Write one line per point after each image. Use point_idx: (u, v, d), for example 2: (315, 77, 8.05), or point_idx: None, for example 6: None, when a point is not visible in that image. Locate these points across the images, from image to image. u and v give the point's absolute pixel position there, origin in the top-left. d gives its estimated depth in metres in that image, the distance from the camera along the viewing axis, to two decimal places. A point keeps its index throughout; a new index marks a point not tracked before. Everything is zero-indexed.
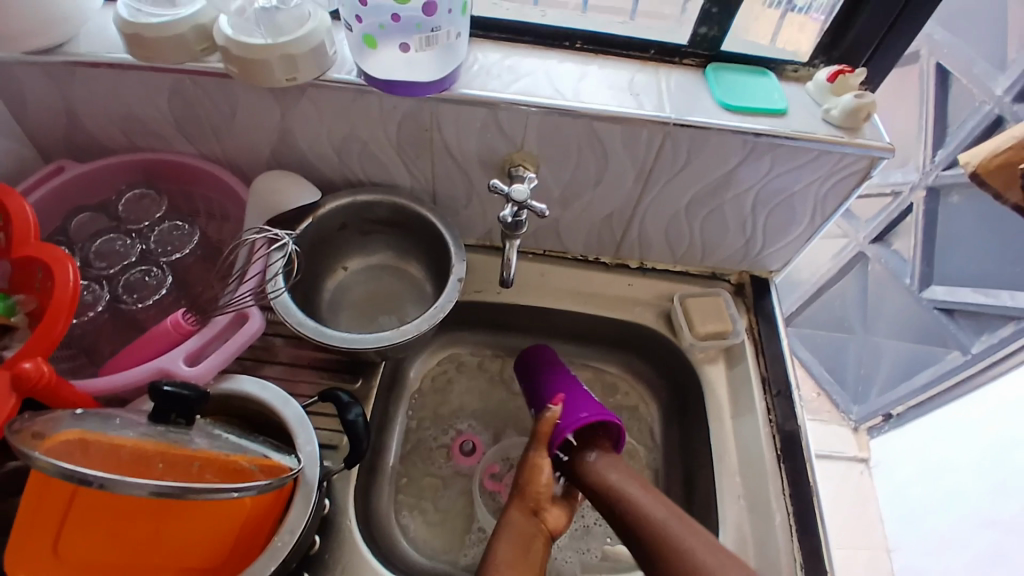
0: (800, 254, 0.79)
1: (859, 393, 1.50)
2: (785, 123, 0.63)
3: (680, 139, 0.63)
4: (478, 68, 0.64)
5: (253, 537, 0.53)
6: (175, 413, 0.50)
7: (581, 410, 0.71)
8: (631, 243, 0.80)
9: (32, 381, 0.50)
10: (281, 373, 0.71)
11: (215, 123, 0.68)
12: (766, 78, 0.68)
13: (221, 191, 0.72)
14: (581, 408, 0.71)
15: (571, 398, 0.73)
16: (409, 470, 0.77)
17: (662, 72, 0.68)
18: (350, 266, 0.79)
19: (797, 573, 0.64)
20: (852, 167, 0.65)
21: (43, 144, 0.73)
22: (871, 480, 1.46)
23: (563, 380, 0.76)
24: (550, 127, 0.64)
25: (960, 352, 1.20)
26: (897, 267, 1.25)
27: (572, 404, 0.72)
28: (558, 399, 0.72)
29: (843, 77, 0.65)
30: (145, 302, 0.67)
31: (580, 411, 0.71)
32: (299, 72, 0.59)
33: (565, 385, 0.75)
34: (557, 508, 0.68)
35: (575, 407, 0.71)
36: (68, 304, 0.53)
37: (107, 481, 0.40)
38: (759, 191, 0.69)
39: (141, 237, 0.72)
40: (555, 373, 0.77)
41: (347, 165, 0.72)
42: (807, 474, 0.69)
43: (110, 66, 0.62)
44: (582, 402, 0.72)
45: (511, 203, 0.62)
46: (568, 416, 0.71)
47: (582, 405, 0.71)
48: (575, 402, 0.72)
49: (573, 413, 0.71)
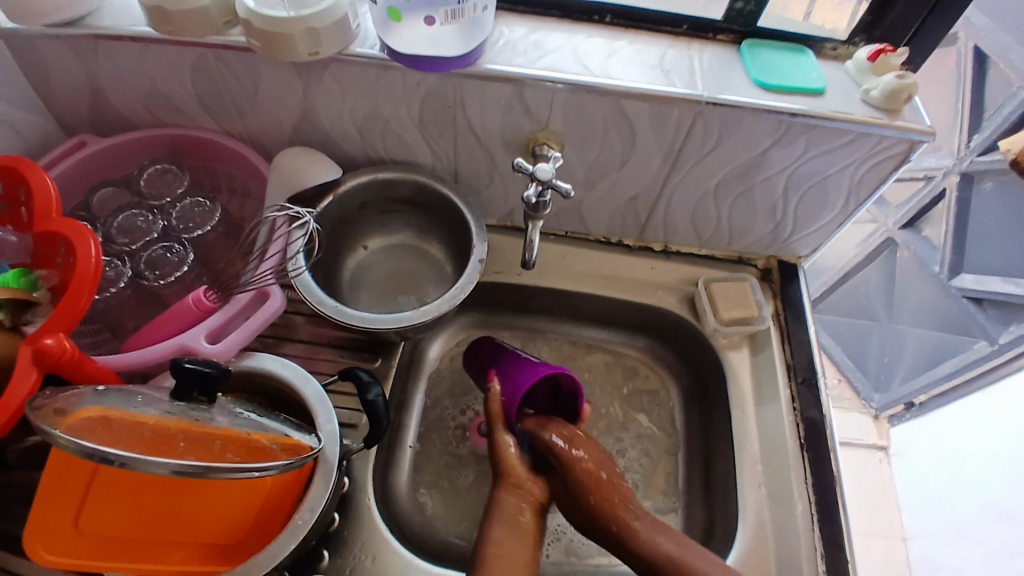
0: (830, 240, 0.77)
1: (881, 381, 1.48)
2: (822, 104, 0.61)
3: (712, 119, 0.61)
4: (504, 44, 0.63)
5: (270, 517, 0.55)
6: (197, 390, 0.51)
7: (523, 377, 0.70)
8: (655, 226, 0.78)
9: (55, 357, 0.51)
10: (302, 351, 0.71)
11: (237, 99, 0.67)
12: (805, 58, 0.65)
13: (242, 167, 0.71)
14: (522, 375, 0.70)
15: (511, 370, 0.72)
16: (427, 448, 0.77)
17: (694, 48, 0.66)
18: (370, 245, 0.78)
19: (817, 563, 0.63)
20: (890, 150, 0.62)
21: (67, 120, 0.73)
22: (890, 468, 1.46)
23: (502, 357, 0.74)
24: (576, 106, 0.62)
25: (987, 343, 1.17)
26: (926, 255, 1.22)
27: (514, 375, 0.71)
28: (493, 375, 0.72)
29: (885, 56, 0.62)
30: (168, 279, 0.67)
31: (518, 381, 0.70)
32: (322, 47, 0.58)
33: (503, 361, 0.74)
34: (539, 479, 0.65)
35: (515, 377, 0.70)
36: (90, 278, 0.53)
37: (128, 460, 0.40)
38: (792, 174, 0.67)
39: (163, 213, 0.71)
40: (491, 351, 0.75)
41: (369, 142, 0.70)
42: (830, 463, 0.68)
43: (132, 39, 0.61)
44: (523, 369, 0.71)
45: (535, 183, 0.61)
46: (512, 390, 0.70)
47: (519, 374, 0.71)
48: (515, 372, 0.71)
49: (513, 385, 0.70)
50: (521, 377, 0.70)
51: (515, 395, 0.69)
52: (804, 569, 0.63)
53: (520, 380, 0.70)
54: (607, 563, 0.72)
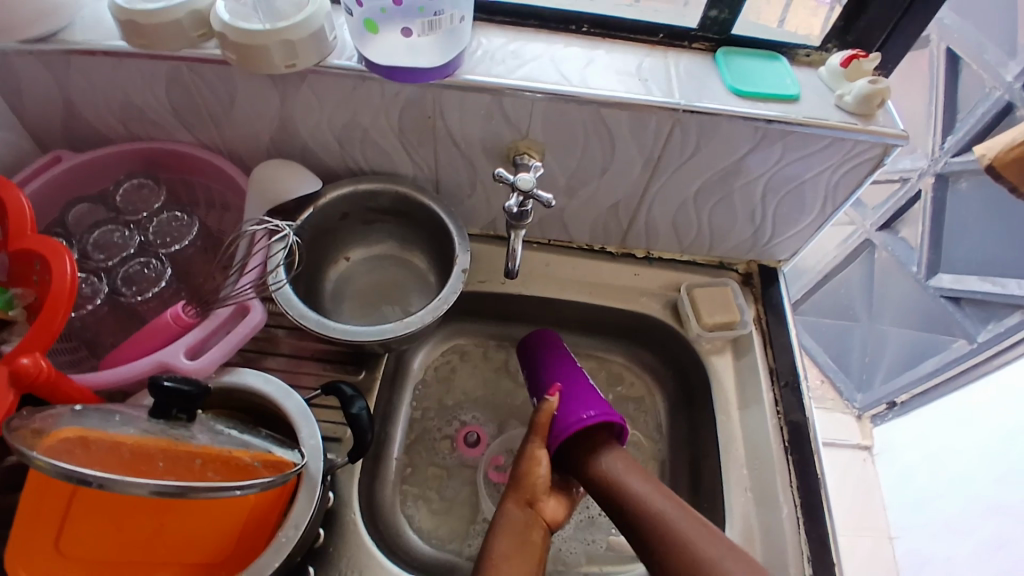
0: (810, 243, 0.77)
1: (863, 381, 1.49)
2: (796, 110, 0.62)
3: (690, 126, 0.62)
4: (482, 54, 0.63)
5: (255, 533, 0.53)
6: (176, 408, 0.49)
7: (585, 404, 0.70)
8: (638, 232, 0.78)
9: (32, 377, 0.49)
10: (284, 365, 0.70)
11: (214, 111, 0.67)
12: (778, 63, 0.66)
13: (220, 179, 0.70)
14: (587, 404, 0.70)
15: (570, 391, 0.72)
16: (413, 460, 0.76)
17: (671, 56, 0.67)
18: (352, 256, 0.77)
19: (804, 566, 0.64)
20: (864, 154, 0.63)
21: (41, 135, 0.72)
22: (875, 467, 1.47)
23: (565, 371, 0.75)
24: (556, 115, 0.62)
25: (967, 341, 1.19)
26: (904, 256, 1.23)
27: (574, 398, 0.71)
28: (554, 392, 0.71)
29: (858, 62, 0.63)
30: (146, 295, 0.66)
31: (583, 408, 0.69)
32: (298, 58, 0.57)
33: (564, 377, 0.74)
34: (552, 499, 0.67)
35: (576, 402, 0.70)
36: (65, 297, 0.52)
37: (105, 481, 0.39)
38: (769, 179, 0.68)
39: (140, 228, 0.70)
40: (555, 363, 0.76)
41: (349, 153, 0.70)
42: (815, 465, 0.69)
43: (105, 54, 0.60)
44: (586, 395, 0.71)
45: (517, 193, 0.60)
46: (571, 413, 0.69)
47: (583, 400, 0.70)
48: (577, 396, 0.71)
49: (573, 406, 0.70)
50: (584, 404, 0.69)
51: (575, 422, 0.68)
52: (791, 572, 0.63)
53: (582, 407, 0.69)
54: (597, 571, 0.72)
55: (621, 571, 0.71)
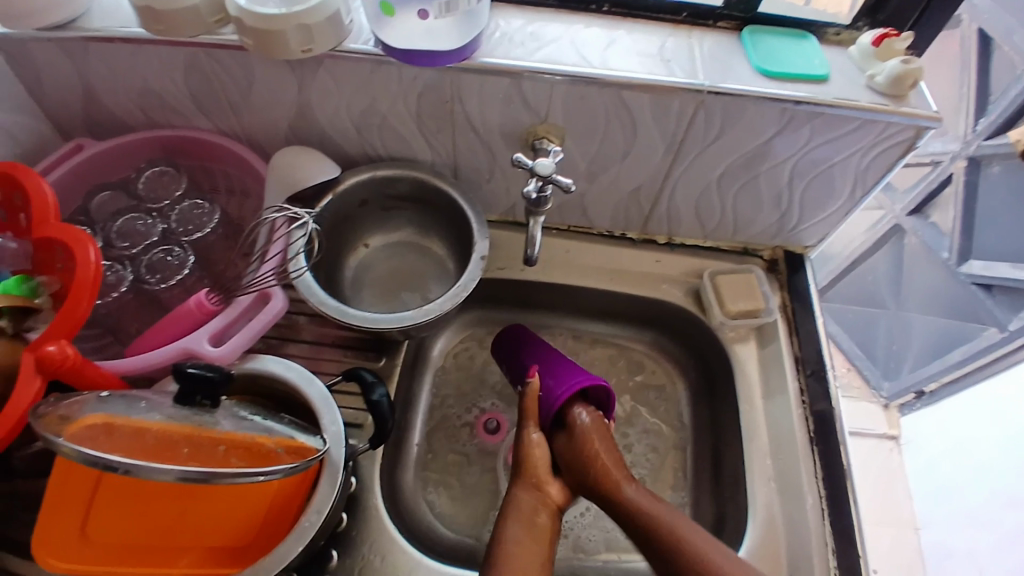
0: (838, 228, 0.75)
1: (890, 369, 1.46)
2: (825, 90, 0.60)
3: (714, 107, 0.60)
4: (501, 36, 0.61)
5: (277, 522, 0.54)
6: (200, 395, 0.50)
7: (567, 377, 0.70)
8: (659, 218, 0.77)
9: (57, 363, 0.50)
10: (306, 351, 0.70)
11: (232, 98, 0.66)
12: (806, 42, 0.64)
13: (239, 166, 0.70)
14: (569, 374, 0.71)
15: (551, 367, 0.72)
16: (433, 446, 0.76)
17: (695, 36, 0.65)
18: (371, 243, 0.77)
19: (829, 557, 0.63)
20: (896, 137, 0.61)
21: (63, 122, 0.72)
22: (900, 457, 1.44)
23: (543, 353, 0.75)
24: (576, 98, 0.61)
25: (997, 330, 1.16)
26: (934, 242, 1.20)
27: (558, 372, 0.71)
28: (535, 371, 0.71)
29: (888, 41, 0.61)
30: (169, 283, 0.66)
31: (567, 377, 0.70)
32: (314, 43, 0.57)
33: (545, 358, 0.74)
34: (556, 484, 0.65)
35: (559, 375, 0.71)
36: (90, 285, 0.52)
37: (131, 467, 0.40)
38: (798, 162, 0.66)
39: (162, 216, 0.71)
40: (531, 347, 0.76)
41: (367, 140, 0.70)
42: (839, 455, 0.67)
43: (123, 41, 0.60)
44: (566, 366, 0.72)
45: (536, 178, 0.59)
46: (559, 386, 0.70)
47: (562, 372, 0.71)
48: (558, 369, 0.72)
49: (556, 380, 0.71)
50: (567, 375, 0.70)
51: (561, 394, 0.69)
52: (815, 563, 0.63)
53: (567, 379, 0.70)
54: (615, 559, 0.72)
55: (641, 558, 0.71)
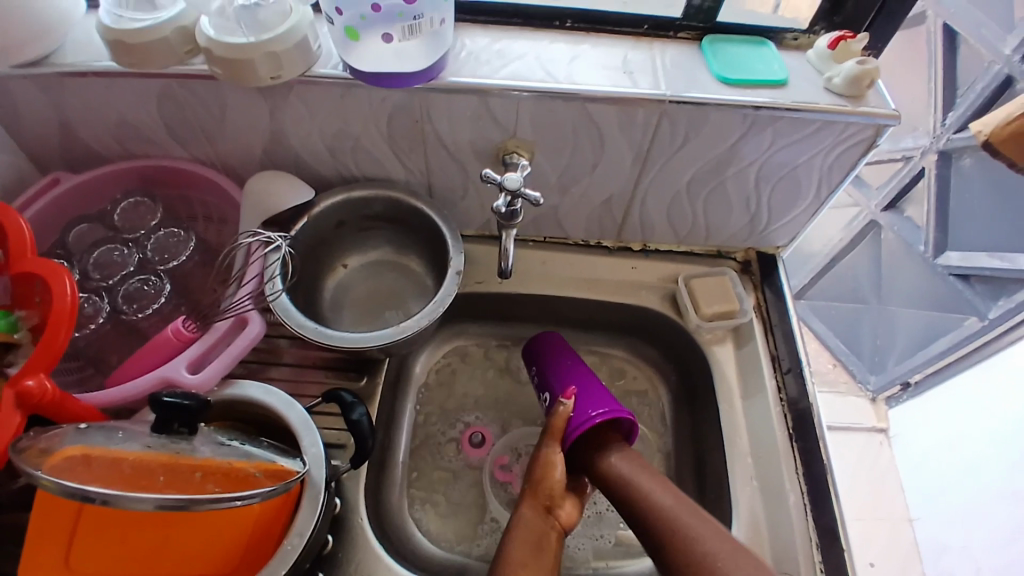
0: (808, 228, 0.77)
1: (875, 364, 1.47)
2: (786, 94, 0.61)
3: (678, 116, 0.61)
4: (467, 55, 0.63)
5: (261, 542, 0.53)
6: (177, 423, 0.50)
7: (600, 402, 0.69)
8: (633, 226, 0.78)
9: (37, 398, 0.51)
10: (287, 374, 0.70)
11: (206, 126, 0.67)
12: (766, 48, 0.66)
13: (214, 193, 0.71)
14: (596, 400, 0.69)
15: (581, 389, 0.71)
16: (418, 464, 0.77)
17: (657, 47, 0.66)
18: (350, 264, 0.78)
19: (813, 554, 0.63)
20: (856, 136, 0.63)
21: (40, 156, 0.73)
22: (890, 450, 1.45)
23: (577, 370, 0.74)
24: (543, 114, 0.62)
25: (978, 319, 1.18)
26: (911, 236, 1.22)
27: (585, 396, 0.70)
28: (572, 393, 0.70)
29: (845, 43, 0.62)
30: (146, 312, 0.67)
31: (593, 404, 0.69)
32: (283, 70, 0.58)
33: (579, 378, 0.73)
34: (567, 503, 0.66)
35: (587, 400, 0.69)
36: (67, 315, 0.53)
37: (109, 498, 0.41)
38: (763, 165, 0.67)
39: (138, 246, 0.71)
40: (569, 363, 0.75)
41: (341, 162, 0.71)
42: (820, 452, 0.68)
43: (96, 75, 0.61)
44: (597, 391, 0.71)
45: (505, 193, 0.60)
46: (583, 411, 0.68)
47: (594, 397, 0.70)
48: (592, 395, 0.70)
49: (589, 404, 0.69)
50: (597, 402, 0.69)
51: (587, 419, 0.68)
52: (800, 560, 0.63)
53: (590, 405, 0.69)
54: (604, 566, 0.72)
55: (627, 564, 0.72)
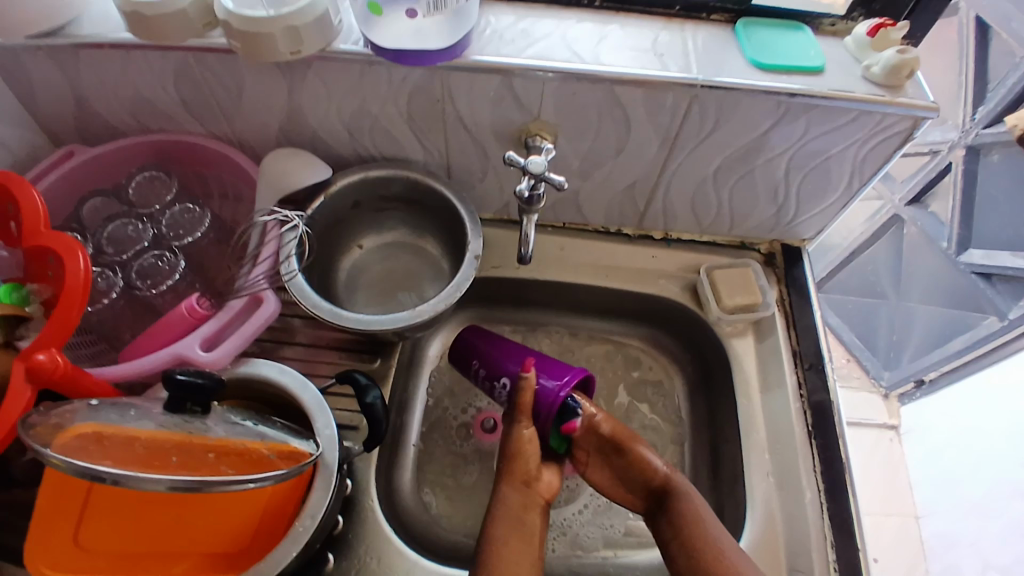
0: (836, 221, 0.75)
1: (891, 359, 1.45)
2: (821, 82, 0.59)
3: (708, 102, 0.59)
4: (491, 34, 0.61)
5: (272, 523, 0.53)
6: (191, 401, 0.50)
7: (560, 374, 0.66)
8: (655, 213, 0.76)
9: (49, 372, 0.50)
10: (301, 354, 0.70)
11: (222, 102, 0.66)
12: (801, 34, 0.63)
13: (231, 170, 0.70)
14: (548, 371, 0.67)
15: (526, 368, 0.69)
16: (430, 447, 0.76)
17: (688, 30, 0.64)
18: (365, 244, 0.77)
19: (828, 552, 0.63)
20: (894, 128, 0.60)
21: (55, 130, 0.72)
22: (902, 447, 1.43)
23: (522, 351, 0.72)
24: (568, 95, 0.60)
25: (997, 318, 1.16)
26: (934, 231, 1.19)
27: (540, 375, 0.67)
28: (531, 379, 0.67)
29: (885, 31, 0.60)
30: (160, 288, 0.66)
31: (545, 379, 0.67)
32: (303, 45, 0.56)
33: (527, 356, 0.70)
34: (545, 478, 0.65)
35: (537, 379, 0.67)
36: (79, 293, 0.52)
37: (120, 478, 0.40)
38: (793, 155, 0.65)
39: (153, 221, 0.71)
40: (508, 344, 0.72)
41: (359, 140, 0.69)
42: (839, 449, 0.67)
43: (113, 47, 0.60)
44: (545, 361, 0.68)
45: (528, 176, 0.59)
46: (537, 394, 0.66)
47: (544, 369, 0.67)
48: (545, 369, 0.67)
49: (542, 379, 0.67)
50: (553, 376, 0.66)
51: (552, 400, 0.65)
52: (814, 558, 0.63)
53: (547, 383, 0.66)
54: (613, 556, 0.71)
55: (637, 555, 0.71)
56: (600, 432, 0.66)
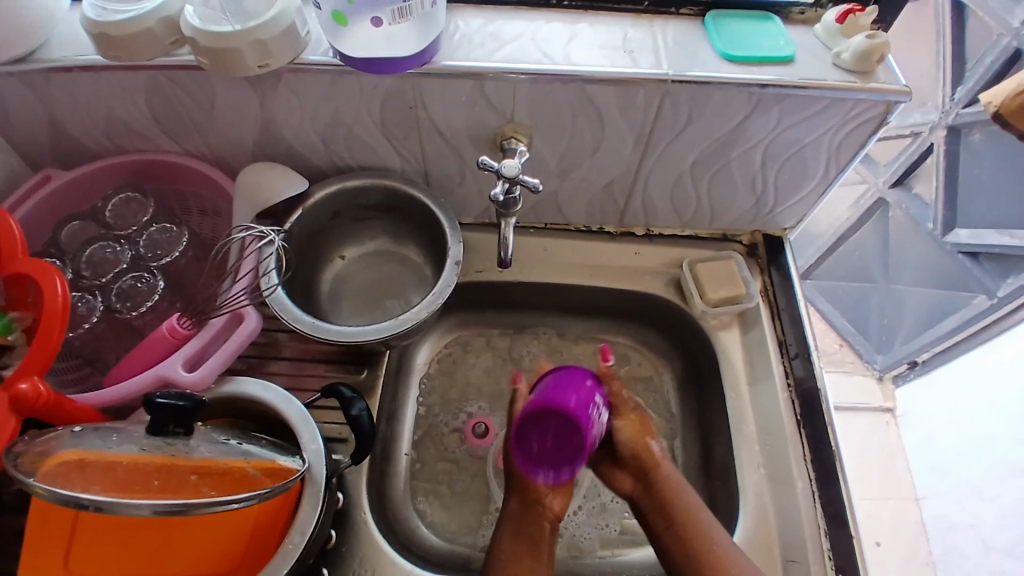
0: (815, 209, 0.75)
1: (883, 343, 1.45)
2: (792, 72, 0.59)
3: (681, 96, 0.59)
4: (461, 38, 0.61)
5: (262, 540, 0.52)
6: (173, 423, 0.49)
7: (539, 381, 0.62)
8: (636, 210, 0.76)
9: (31, 401, 0.50)
10: (287, 368, 0.70)
11: (196, 119, 0.66)
12: (771, 24, 0.63)
13: (207, 186, 0.70)
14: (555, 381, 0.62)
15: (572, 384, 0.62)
16: (422, 455, 0.76)
17: (658, 24, 0.64)
18: (347, 255, 0.77)
19: (822, 540, 0.63)
20: (866, 114, 0.60)
21: (30, 154, 0.71)
22: (898, 430, 1.43)
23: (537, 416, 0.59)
24: (541, 96, 0.60)
25: (986, 297, 1.16)
26: (919, 213, 1.19)
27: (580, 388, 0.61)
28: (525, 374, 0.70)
29: (853, 16, 0.60)
30: (141, 309, 0.66)
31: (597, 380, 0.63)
32: (272, 58, 0.56)
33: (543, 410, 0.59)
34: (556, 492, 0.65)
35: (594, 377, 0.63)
36: (59, 316, 0.52)
37: (103, 504, 0.40)
38: (769, 145, 0.65)
39: (131, 242, 0.70)
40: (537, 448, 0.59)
41: (335, 151, 0.69)
42: (829, 439, 0.67)
43: (82, 69, 0.59)
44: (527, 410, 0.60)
45: (503, 180, 0.59)
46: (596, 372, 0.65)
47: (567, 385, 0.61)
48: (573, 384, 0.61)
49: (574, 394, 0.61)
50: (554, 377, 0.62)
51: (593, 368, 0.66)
52: (808, 548, 0.63)
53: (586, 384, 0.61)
54: (610, 556, 0.71)
55: (633, 552, 0.71)
56: (630, 427, 0.65)
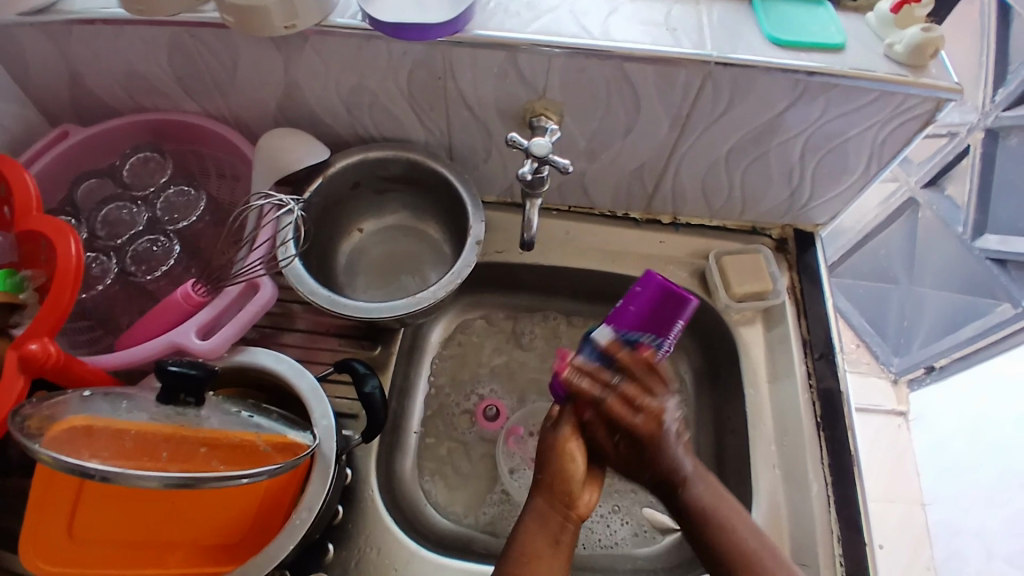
0: (851, 206, 0.72)
1: (900, 346, 1.41)
2: (842, 60, 0.56)
3: (722, 79, 0.57)
4: (495, 6, 0.58)
5: (270, 514, 0.52)
6: (183, 392, 0.48)
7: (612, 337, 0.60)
8: (664, 196, 0.74)
9: (41, 361, 0.49)
10: (300, 340, 0.68)
11: (218, 79, 0.63)
12: (823, 8, 0.60)
13: (227, 150, 0.68)
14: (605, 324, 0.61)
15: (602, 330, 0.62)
16: (431, 435, 0.75)
17: (703, 2, 0.61)
18: (365, 228, 0.75)
19: (834, 547, 0.62)
20: (914, 110, 0.58)
21: (49, 109, 0.70)
22: (908, 433, 1.41)
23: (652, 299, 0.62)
24: (574, 73, 0.58)
25: (1011, 306, 1.13)
26: (949, 215, 1.16)
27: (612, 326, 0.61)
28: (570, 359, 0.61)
29: (909, 7, 0.56)
30: (156, 273, 0.65)
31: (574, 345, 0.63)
32: (298, 19, 0.54)
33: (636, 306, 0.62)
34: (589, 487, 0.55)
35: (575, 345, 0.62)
36: (71, 277, 0.50)
37: (109, 474, 0.39)
38: (809, 137, 0.62)
39: (147, 204, 0.69)
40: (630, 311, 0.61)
41: (358, 119, 0.67)
42: (848, 443, 0.66)
43: (104, 22, 0.58)
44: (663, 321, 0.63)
45: (531, 159, 0.57)
46: (642, 298, 0.62)
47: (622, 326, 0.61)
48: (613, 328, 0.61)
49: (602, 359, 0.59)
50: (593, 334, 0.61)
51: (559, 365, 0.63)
52: (820, 552, 0.61)
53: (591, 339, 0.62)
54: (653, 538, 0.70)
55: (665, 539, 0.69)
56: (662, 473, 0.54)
